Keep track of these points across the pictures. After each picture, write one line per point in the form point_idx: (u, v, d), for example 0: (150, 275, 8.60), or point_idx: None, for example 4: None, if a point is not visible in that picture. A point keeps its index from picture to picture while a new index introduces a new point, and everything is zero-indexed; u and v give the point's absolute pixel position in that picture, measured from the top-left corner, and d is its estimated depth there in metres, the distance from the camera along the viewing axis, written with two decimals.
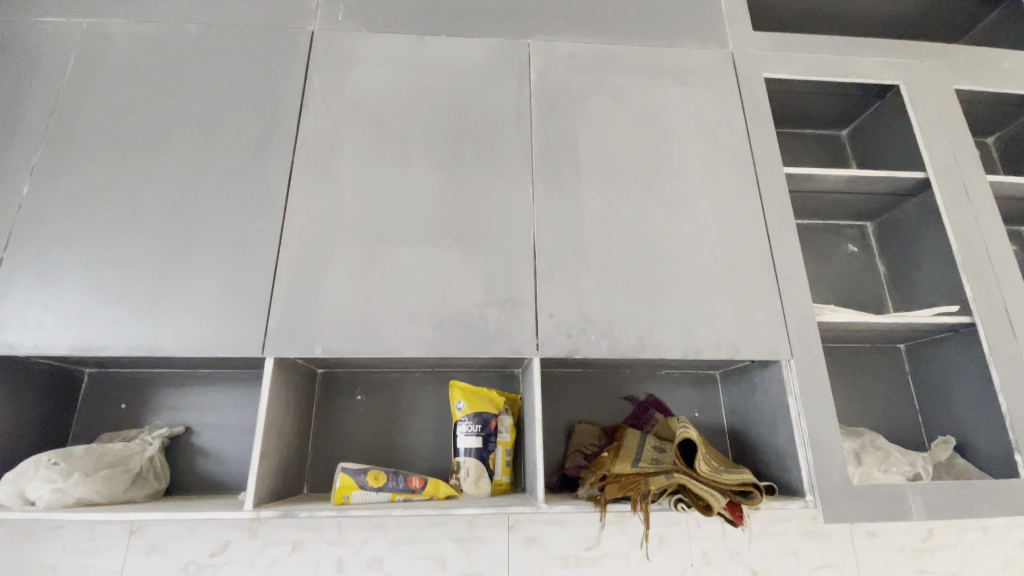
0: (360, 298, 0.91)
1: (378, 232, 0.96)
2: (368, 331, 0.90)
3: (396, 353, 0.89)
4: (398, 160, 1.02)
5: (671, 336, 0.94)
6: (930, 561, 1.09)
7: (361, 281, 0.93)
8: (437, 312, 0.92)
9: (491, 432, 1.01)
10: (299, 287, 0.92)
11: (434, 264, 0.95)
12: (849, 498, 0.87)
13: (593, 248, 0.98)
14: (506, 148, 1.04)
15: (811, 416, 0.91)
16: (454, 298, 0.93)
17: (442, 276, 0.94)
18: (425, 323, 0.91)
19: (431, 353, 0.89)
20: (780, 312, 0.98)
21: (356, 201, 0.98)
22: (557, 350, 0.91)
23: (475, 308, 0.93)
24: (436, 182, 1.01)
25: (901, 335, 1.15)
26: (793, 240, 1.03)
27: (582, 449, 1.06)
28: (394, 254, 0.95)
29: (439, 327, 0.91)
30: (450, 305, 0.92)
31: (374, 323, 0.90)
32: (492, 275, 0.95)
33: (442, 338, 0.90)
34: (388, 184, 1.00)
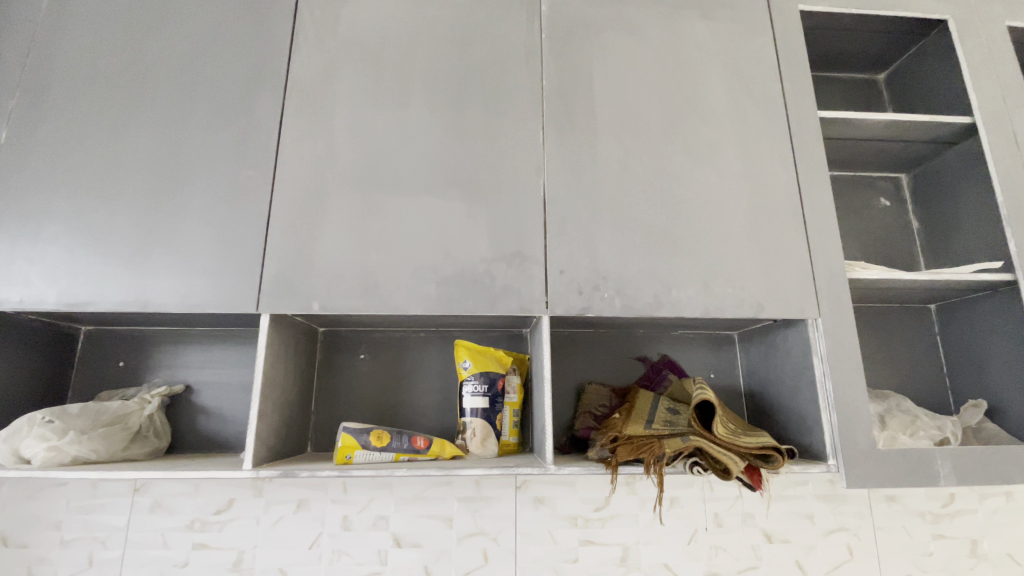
0: (359, 253, 0.86)
1: (377, 181, 0.90)
2: (369, 286, 0.85)
3: (399, 311, 0.84)
4: (398, 102, 0.94)
5: (690, 294, 0.88)
6: (950, 526, 1.05)
7: (358, 234, 0.87)
8: (440, 267, 0.86)
9: (498, 393, 0.96)
10: (293, 239, 0.86)
11: (438, 217, 0.88)
12: (874, 462, 0.83)
13: (608, 200, 0.91)
14: (514, 89, 0.96)
15: (837, 377, 0.86)
16: (458, 252, 0.87)
17: (446, 229, 0.88)
18: (428, 280, 0.86)
19: (437, 312, 0.85)
20: (809, 268, 0.91)
21: (353, 148, 0.91)
22: (568, 309, 0.86)
23: (482, 264, 0.87)
24: (438, 126, 0.93)
25: (932, 294, 1.08)
26: (824, 190, 0.95)
27: (592, 410, 1.03)
28: (393, 206, 0.88)
29: (442, 283, 0.86)
30: (454, 259, 0.87)
31: (374, 279, 0.85)
32: (498, 229, 0.88)
33: (446, 295, 0.85)
34: (387, 130, 0.92)
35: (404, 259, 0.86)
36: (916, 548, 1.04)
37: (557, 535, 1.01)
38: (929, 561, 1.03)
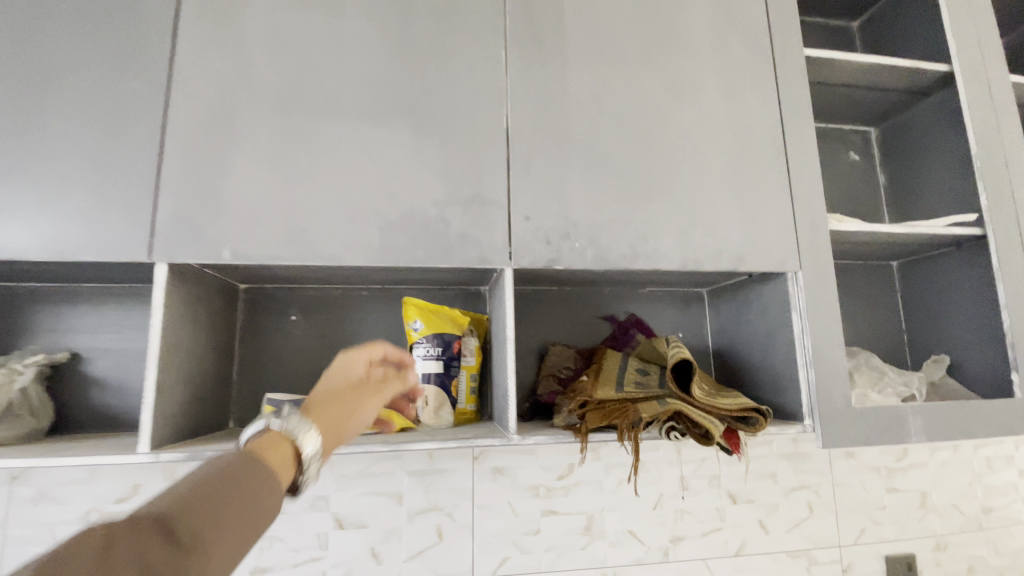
0: (283, 192, 0.71)
1: (303, 103, 0.73)
2: (296, 232, 0.70)
3: (333, 261, 0.70)
4: (327, 9, 0.77)
5: (668, 245, 0.80)
6: (903, 480, 1.06)
7: (281, 168, 0.71)
8: (383, 210, 0.72)
9: (454, 356, 0.86)
10: (196, 173, 0.69)
11: (381, 150, 0.74)
12: (849, 422, 0.79)
13: (579, 137, 0.80)
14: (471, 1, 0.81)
15: (816, 335, 0.81)
16: (405, 191, 0.73)
17: (390, 164, 0.74)
18: (368, 225, 0.72)
19: (380, 263, 0.71)
20: (790, 219, 0.84)
21: (273, 61, 0.74)
22: (534, 261, 0.75)
23: (434, 207, 0.74)
24: (379, 39, 0.77)
25: (899, 250, 1.05)
26: (808, 135, 0.88)
27: (555, 373, 0.94)
28: (324, 135, 0.73)
29: (386, 230, 0.72)
30: (399, 201, 0.73)
31: (301, 223, 0.70)
32: (453, 166, 0.75)
33: (391, 243, 0.72)
34: (314, 41, 0.75)
35: (340, 199, 0.72)
36: (870, 502, 1.05)
37: (517, 507, 0.93)
38: (882, 515, 1.04)
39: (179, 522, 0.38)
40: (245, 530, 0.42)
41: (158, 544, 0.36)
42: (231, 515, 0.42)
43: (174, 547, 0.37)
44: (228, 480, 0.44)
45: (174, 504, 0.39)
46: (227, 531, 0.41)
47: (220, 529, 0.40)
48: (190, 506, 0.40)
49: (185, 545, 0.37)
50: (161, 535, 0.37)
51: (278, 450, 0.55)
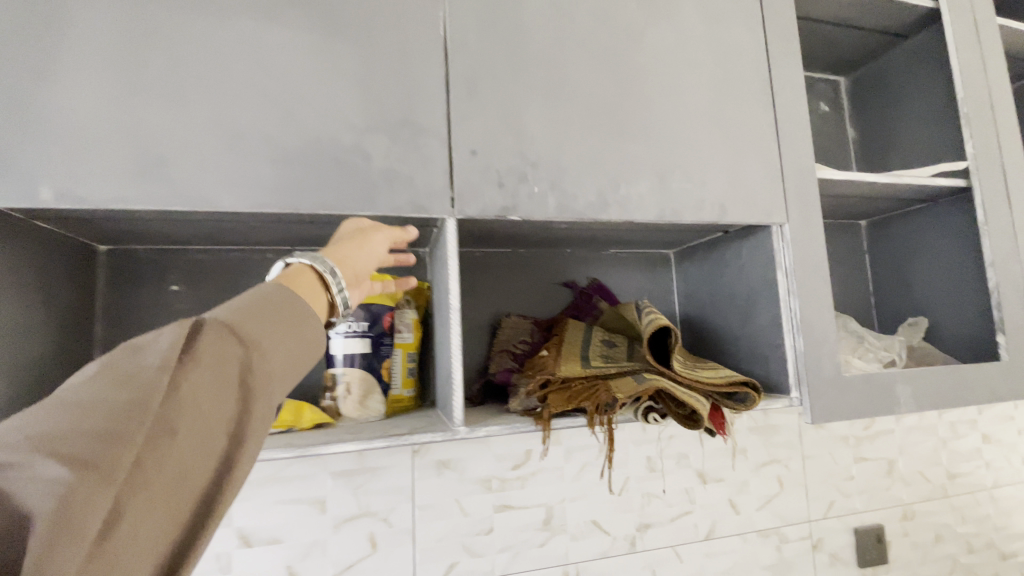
0: (129, 106, 0.51)
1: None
2: (149, 163, 0.51)
3: (207, 206, 0.52)
4: None
5: (643, 192, 0.66)
6: (869, 448, 1.02)
7: (125, 73, 0.51)
8: (277, 136, 0.54)
9: (384, 332, 0.70)
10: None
11: (274, 57, 0.55)
12: (839, 393, 0.71)
13: (537, 55, 0.64)
14: None
15: (805, 297, 0.71)
16: (307, 113, 0.55)
17: (286, 76, 0.55)
18: (257, 156, 0.53)
19: (275, 209, 0.53)
20: (777, 164, 0.73)
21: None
22: (483, 209, 0.60)
23: (348, 136, 0.56)
24: None
25: (874, 206, 0.98)
26: (796, 69, 0.77)
27: (510, 348, 0.81)
28: (189, 30, 0.53)
29: (282, 163, 0.54)
30: (300, 125, 0.55)
31: (160, 150, 0.51)
32: (375, 83, 0.58)
33: (288, 181, 0.54)
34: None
35: (214, 120, 0.53)
36: (838, 473, 1.00)
37: (466, 504, 0.80)
38: (850, 485, 1.00)
39: (241, 328, 0.35)
40: (312, 338, 0.39)
41: (223, 345, 0.33)
42: (292, 323, 0.38)
43: (243, 352, 0.34)
44: (287, 291, 0.40)
45: (238, 309, 0.36)
46: (290, 337, 0.37)
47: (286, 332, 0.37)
48: (250, 312, 0.36)
49: (250, 349, 0.34)
50: (224, 336, 0.33)
51: (302, 276, 0.44)
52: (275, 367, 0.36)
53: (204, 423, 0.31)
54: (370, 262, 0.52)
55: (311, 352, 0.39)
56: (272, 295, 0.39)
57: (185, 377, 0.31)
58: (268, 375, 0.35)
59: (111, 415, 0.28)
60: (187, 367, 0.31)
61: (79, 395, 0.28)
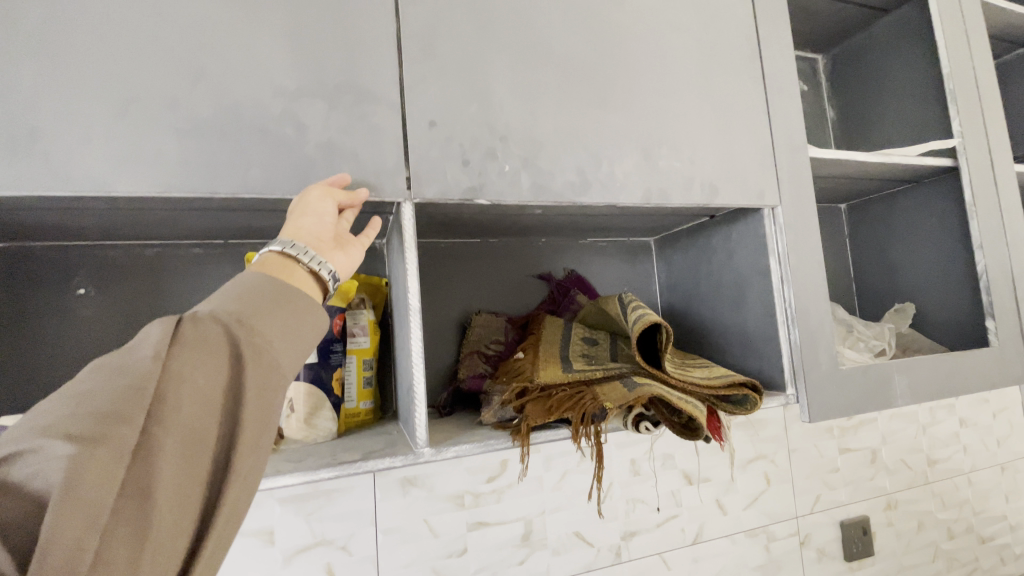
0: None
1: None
2: (17, 134, 0.40)
3: (97, 188, 0.41)
4: None
5: (627, 171, 0.59)
6: (854, 438, 0.99)
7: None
8: (187, 102, 0.44)
9: (335, 337, 0.60)
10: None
11: (181, 5, 0.45)
12: (837, 388, 0.66)
13: (506, 12, 0.56)
14: None
15: (799, 284, 0.66)
16: (224, 75, 0.46)
17: (198, 29, 0.45)
18: (159, 125, 0.44)
19: (186, 191, 0.44)
20: (768, 140, 0.67)
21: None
22: (446, 191, 0.52)
23: (276, 103, 0.47)
24: None
25: (858, 188, 0.94)
26: (786, 37, 0.71)
27: (481, 349, 0.72)
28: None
29: (193, 136, 0.44)
30: (214, 88, 0.45)
31: (32, 120, 0.41)
32: (305, 39, 0.49)
33: (202, 159, 0.44)
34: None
35: (103, 80, 0.42)
36: (824, 466, 0.96)
37: (436, 524, 0.72)
38: (835, 477, 0.97)
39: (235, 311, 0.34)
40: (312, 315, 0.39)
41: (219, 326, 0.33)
42: (289, 302, 0.37)
43: (233, 327, 0.33)
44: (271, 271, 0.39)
45: (233, 295, 0.36)
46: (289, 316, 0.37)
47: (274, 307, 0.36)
48: (244, 296, 0.36)
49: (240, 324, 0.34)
50: (218, 318, 0.33)
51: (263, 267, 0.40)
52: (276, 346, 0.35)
53: (208, 400, 0.31)
54: (325, 226, 0.44)
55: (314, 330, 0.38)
56: (269, 277, 0.38)
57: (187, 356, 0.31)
58: (263, 346, 0.34)
59: (115, 396, 0.28)
60: (176, 350, 0.31)
61: (92, 383, 0.29)
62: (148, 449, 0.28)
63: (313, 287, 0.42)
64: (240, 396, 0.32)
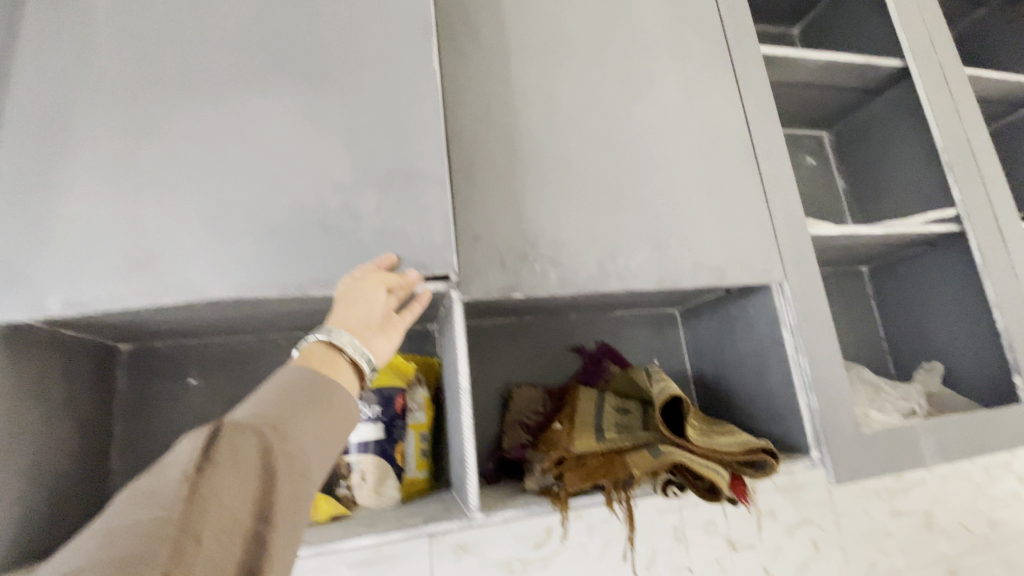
0: (125, 205, 0.55)
1: (152, 87, 0.58)
2: (141, 257, 0.54)
3: (196, 293, 0.55)
4: None
5: (642, 261, 0.69)
6: (905, 501, 0.98)
7: (120, 176, 0.56)
8: (264, 214, 0.57)
9: (396, 414, 0.70)
10: (22, 199, 0.54)
11: (269, 147, 0.59)
12: (862, 450, 0.69)
13: (531, 141, 0.69)
14: None
15: (813, 352, 0.71)
16: (295, 190, 0.59)
17: (277, 162, 0.59)
18: (243, 234, 0.57)
19: (262, 284, 0.56)
20: (769, 223, 0.76)
21: (115, 44, 0.59)
22: (488, 288, 0.63)
23: (325, 205, 0.59)
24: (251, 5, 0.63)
25: (873, 253, 1.00)
26: (777, 134, 0.81)
27: (522, 420, 0.81)
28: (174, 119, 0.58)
29: (267, 239, 0.57)
30: (284, 200, 0.58)
31: (155, 243, 0.55)
32: (358, 150, 0.61)
33: (274, 257, 0.57)
34: (189, 24, 0.61)
35: (203, 209, 0.56)
36: (876, 531, 0.95)
37: None
38: (889, 543, 0.95)
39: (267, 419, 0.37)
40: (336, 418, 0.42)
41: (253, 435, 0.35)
42: (316, 406, 0.41)
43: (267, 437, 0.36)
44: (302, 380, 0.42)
45: (266, 405, 0.39)
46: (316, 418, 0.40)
47: (303, 416, 0.39)
48: (273, 404, 0.39)
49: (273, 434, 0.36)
50: (252, 425, 0.36)
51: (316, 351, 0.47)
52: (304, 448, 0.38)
53: (239, 508, 0.32)
54: (373, 314, 0.52)
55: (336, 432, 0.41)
56: (294, 384, 0.42)
57: (225, 463, 0.32)
58: (293, 455, 0.36)
59: (156, 511, 0.29)
60: (216, 460, 0.32)
61: (128, 506, 0.30)
62: (192, 558, 0.28)
63: (353, 376, 0.47)
64: (270, 508, 0.33)
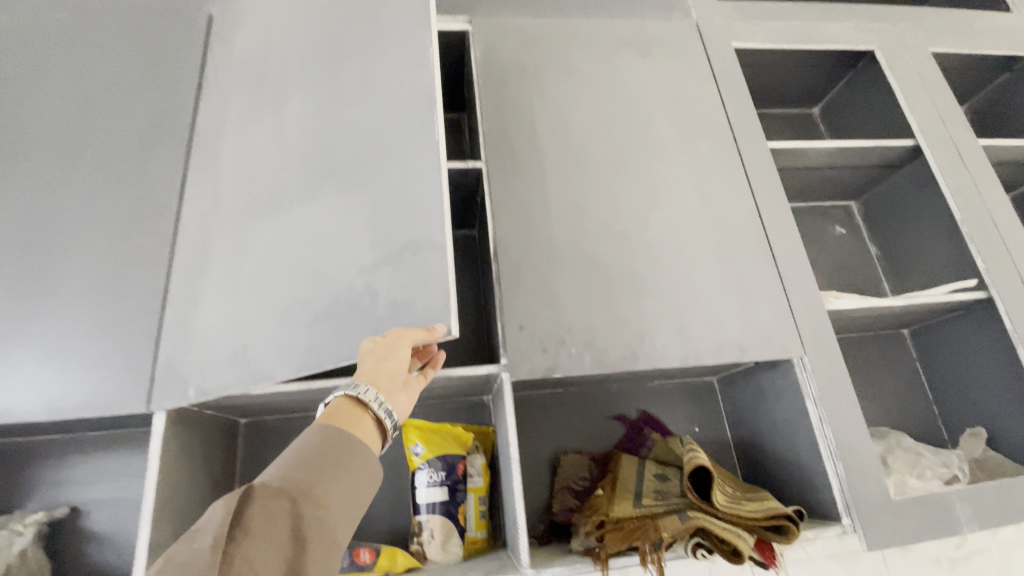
0: (230, 303, 0.69)
1: (250, 211, 0.73)
2: (236, 351, 0.67)
3: (263, 378, 0.64)
4: (272, 105, 0.77)
5: (667, 342, 0.79)
6: (970, 572, 0.95)
7: (226, 286, 0.70)
8: (312, 302, 0.65)
9: (459, 479, 0.82)
10: (182, 312, 0.73)
11: (319, 239, 0.67)
12: (892, 517, 0.72)
13: (565, 244, 0.83)
14: (390, 22, 0.71)
15: (836, 421, 0.77)
16: (340, 269, 0.65)
17: (323, 252, 0.66)
18: (297, 322, 0.65)
19: (308, 367, 0.63)
20: (786, 303, 0.84)
21: (230, 181, 0.77)
22: (532, 370, 0.75)
23: (361, 277, 0.64)
24: (309, 117, 0.73)
25: (907, 319, 1.03)
26: (789, 220, 0.90)
27: (571, 485, 0.91)
28: (263, 227, 0.71)
29: (313, 324, 0.64)
30: (327, 286, 0.65)
31: (244, 340, 0.67)
32: (381, 224, 0.64)
33: (319, 341, 0.63)
34: (268, 151, 0.75)
35: (272, 305, 0.67)
36: None
37: None
38: None
39: (295, 485, 0.46)
40: (361, 474, 0.50)
41: (282, 502, 0.44)
42: (342, 467, 0.49)
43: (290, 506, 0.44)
44: (327, 439, 0.50)
45: (293, 468, 0.47)
46: (341, 480, 0.48)
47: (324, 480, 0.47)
48: (304, 466, 0.48)
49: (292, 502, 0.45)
50: (275, 495, 0.45)
51: (342, 408, 0.53)
52: (330, 512, 0.46)
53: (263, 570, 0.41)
54: (399, 371, 0.56)
55: (363, 488, 0.49)
56: (319, 447, 0.49)
57: (256, 532, 0.42)
58: (314, 518, 0.45)
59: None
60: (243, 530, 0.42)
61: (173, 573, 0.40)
62: None
63: (374, 430, 0.54)
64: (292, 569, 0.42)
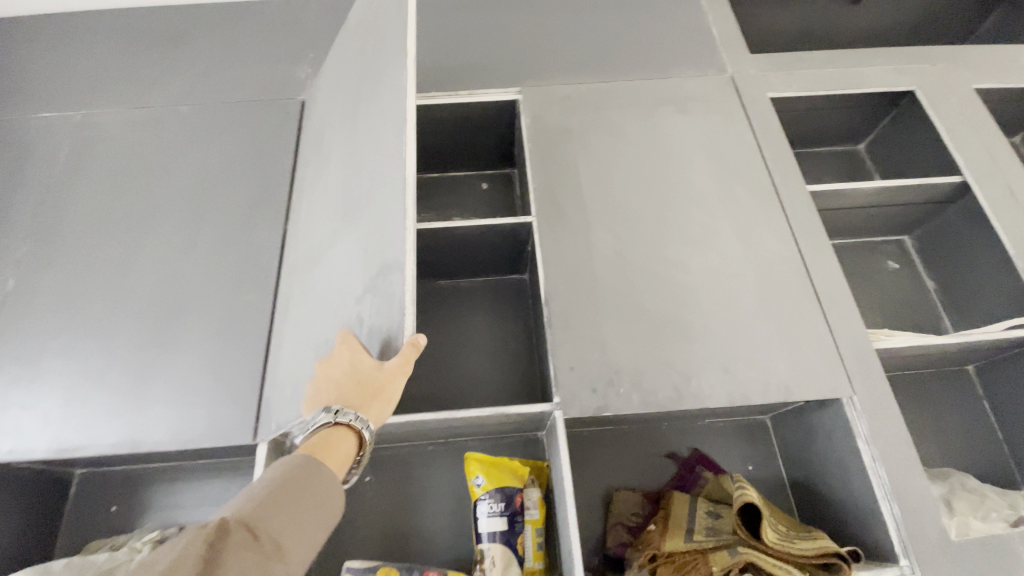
0: (300, 343, 0.79)
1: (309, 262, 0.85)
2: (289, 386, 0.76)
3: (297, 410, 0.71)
4: (323, 165, 0.90)
5: (712, 382, 0.83)
6: None
7: (295, 330, 0.82)
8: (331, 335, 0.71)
9: (517, 510, 0.88)
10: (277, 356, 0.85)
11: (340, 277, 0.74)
12: (953, 560, 0.72)
13: (611, 290, 0.90)
14: (382, 67, 0.78)
15: (889, 462, 0.77)
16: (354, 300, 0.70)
17: (340, 288, 0.73)
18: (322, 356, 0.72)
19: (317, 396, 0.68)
20: (831, 343, 0.86)
21: (302, 237, 0.90)
22: (582, 410, 0.81)
23: (362, 303, 0.67)
24: (342, 169, 0.83)
25: (968, 357, 1.01)
26: (831, 261, 0.93)
27: (623, 521, 0.93)
28: (319, 273, 0.81)
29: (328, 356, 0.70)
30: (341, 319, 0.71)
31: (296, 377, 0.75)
32: (369, 252, 0.69)
33: None
34: (319, 206, 0.87)
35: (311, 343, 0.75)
36: None
37: None
38: None
39: (259, 521, 0.44)
40: (324, 511, 0.49)
41: (244, 538, 0.42)
42: (310, 509, 0.48)
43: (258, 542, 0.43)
44: (301, 476, 0.49)
45: (262, 502, 0.46)
46: (305, 517, 0.47)
47: (294, 519, 0.46)
48: (269, 502, 0.46)
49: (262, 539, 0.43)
50: (245, 527, 0.43)
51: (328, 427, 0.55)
52: (289, 555, 0.45)
53: None
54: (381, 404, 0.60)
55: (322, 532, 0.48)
56: (293, 483, 0.48)
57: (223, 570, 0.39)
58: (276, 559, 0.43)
59: None
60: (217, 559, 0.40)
61: None
62: None
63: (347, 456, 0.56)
64: None
